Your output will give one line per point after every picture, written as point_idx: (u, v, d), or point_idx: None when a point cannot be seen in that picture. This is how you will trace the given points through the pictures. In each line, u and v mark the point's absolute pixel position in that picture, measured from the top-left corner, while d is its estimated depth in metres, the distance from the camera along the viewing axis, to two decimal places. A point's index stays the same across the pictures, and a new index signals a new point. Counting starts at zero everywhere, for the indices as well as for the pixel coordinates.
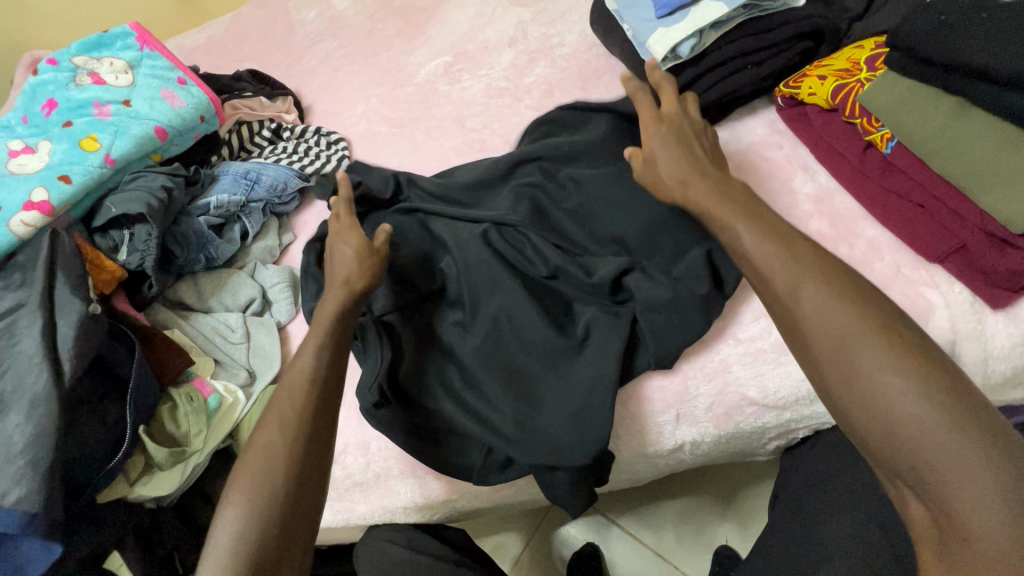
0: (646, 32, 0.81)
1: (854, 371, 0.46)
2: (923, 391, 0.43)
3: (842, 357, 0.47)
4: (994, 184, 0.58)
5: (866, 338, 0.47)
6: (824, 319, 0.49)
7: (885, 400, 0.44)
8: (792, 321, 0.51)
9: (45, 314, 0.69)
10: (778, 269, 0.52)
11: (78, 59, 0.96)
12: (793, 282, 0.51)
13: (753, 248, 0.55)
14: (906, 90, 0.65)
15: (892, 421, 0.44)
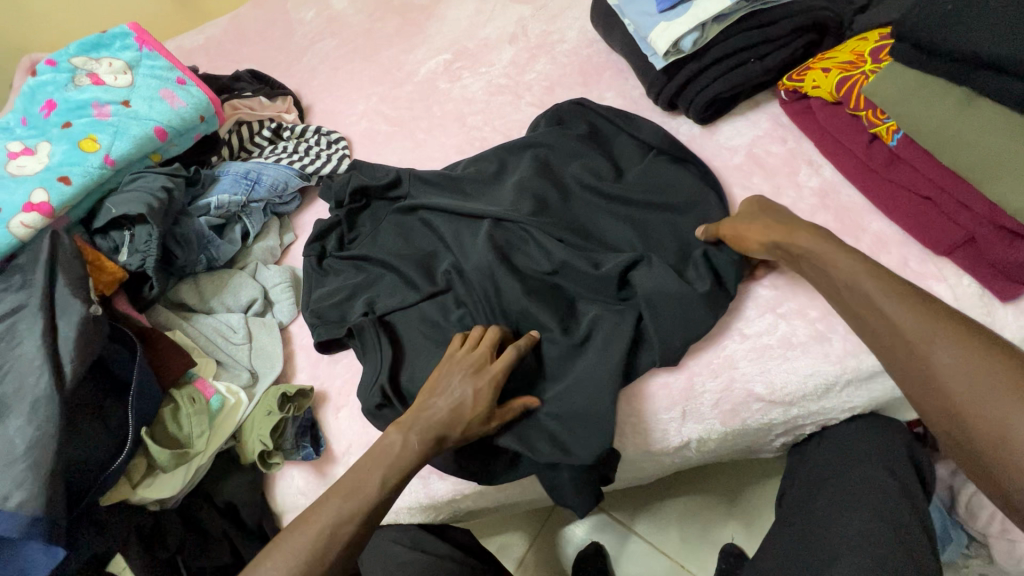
0: (648, 26, 0.81)
1: (1005, 433, 0.46)
2: None
3: (988, 418, 0.47)
4: (1002, 175, 0.57)
5: (1016, 398, 0.47)
6: (959, 375, 0.50)
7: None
8: (925, 376, 0.52)
9: (46, 316, 0.68)
10: (907, 323, 0.54)
11: (77, 60, 0.95)
12: (925, 335, 0.52)
13: (875, 301, 0.56)
14: (911, 82, 0.64)
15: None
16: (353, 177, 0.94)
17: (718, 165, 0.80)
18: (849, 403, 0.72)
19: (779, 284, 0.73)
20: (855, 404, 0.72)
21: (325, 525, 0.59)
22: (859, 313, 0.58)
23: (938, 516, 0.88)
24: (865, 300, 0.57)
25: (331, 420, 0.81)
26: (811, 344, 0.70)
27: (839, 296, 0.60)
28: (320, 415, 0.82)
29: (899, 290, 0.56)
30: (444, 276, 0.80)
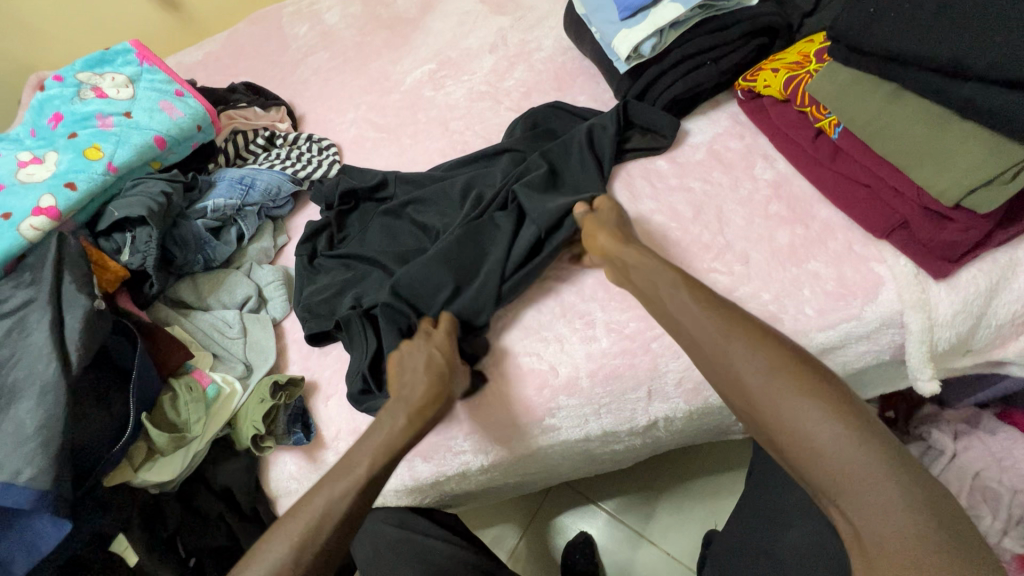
0: (611, 33, 0.86)
1: (779, 406, 0.54)
2: (836, 421, 0.52)
3: (768, 394, 0.55)
4: (927, 162, 0.63)
5: (787, 376, 0.56)
6: (749, 363, 0.57)
7: (803, 427, 0.53)
8: (726, 371, 0.59)
9: (54, 309, 0.74)
10: (706, 321, 0.61)
11: (82, 75, 1.02)
12: (720, 331, 0.60)
13: (688, 315, 0.63)
14: (846, 80, 0.70)
15: (807, 442, 0.52)
16: (342, 180, 1.00)
17: (681, 160, 0.85)
18: None
19: None
20: None
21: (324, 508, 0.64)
22: (673, 322, 0.65)
23: None
24: (675, 303, 0.65)
25: (323, 408, 0.87)
26: None
27: (657, 307, 0.67)
28: (311, 404, 0.87)
29: (706, 301, 0.63)
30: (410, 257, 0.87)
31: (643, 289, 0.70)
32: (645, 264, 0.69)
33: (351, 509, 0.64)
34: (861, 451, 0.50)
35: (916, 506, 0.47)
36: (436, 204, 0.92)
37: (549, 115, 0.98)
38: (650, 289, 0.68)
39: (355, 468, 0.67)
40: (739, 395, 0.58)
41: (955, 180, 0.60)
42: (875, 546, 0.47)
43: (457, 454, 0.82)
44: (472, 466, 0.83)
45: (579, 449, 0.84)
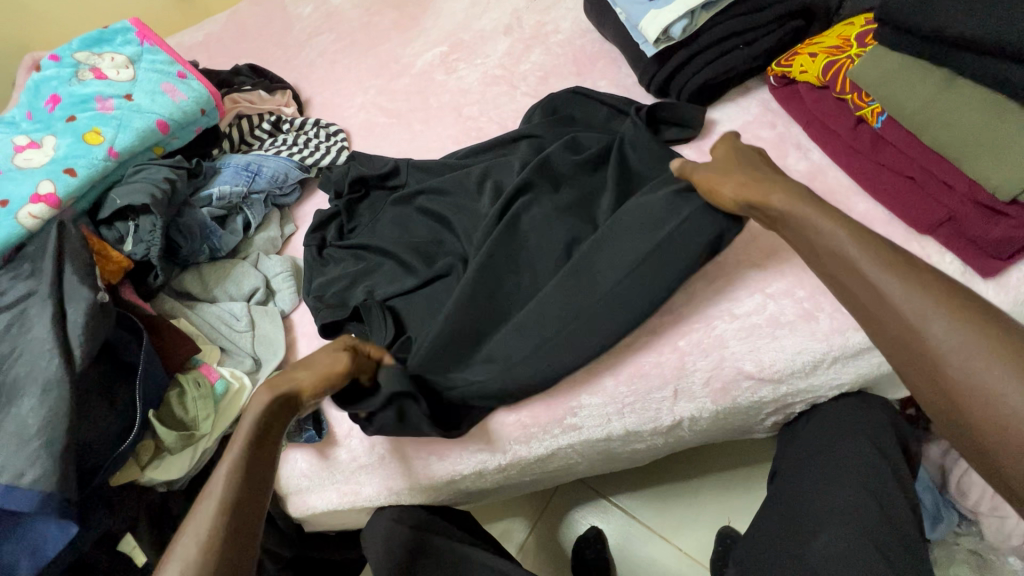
0: (638, 14, 0.82)
1: (990, 398, 0.48)
2: None
3: (974, 385, 0.49)
4: (983, 153, 0.60)
5: (1010, 363, 0.48)
6: (955, 346, 0.50)
7: (1021, 429, 0.46)
8: (919, 351, 0.52)
9: (55, 302, 0.70)
10: (901, 295, 0.53)
11: (80, 55, 0.97)
12: (920, 308, 0.52)
13: (868, 279, 0.55)
14: (894, 65, 0.67)
15: (997, 412, 0.48)
16: (353, 168, 0.96)
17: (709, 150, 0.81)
18: (836, 380, 0.74)
19: (771, 267, 0.74)
20: (842, 382, 0.74)
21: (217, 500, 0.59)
22: (844, 282, 0.57)
23: (928, 492, 0.89)
24: (852, 269, 0.56)
25: (333, 404, 0.84)
26: (799, 323, 0.71)
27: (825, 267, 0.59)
28: (321, 400, 0.84)
29: (889, 262, 0.55)
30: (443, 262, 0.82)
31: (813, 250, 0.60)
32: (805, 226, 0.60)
33: (247, 479, 0.61)
34: None
35: None
36: (450, 199, 0.88)
37: (568, 103, 0.94)
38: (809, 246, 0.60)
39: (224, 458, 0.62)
40: (936, 378, 0.51)
41: (1013, 173, 0.57)
42: None
43: (473, 452, 0.80)
44: (490, 465, 0.81)
45: (599, 448, 0.82)
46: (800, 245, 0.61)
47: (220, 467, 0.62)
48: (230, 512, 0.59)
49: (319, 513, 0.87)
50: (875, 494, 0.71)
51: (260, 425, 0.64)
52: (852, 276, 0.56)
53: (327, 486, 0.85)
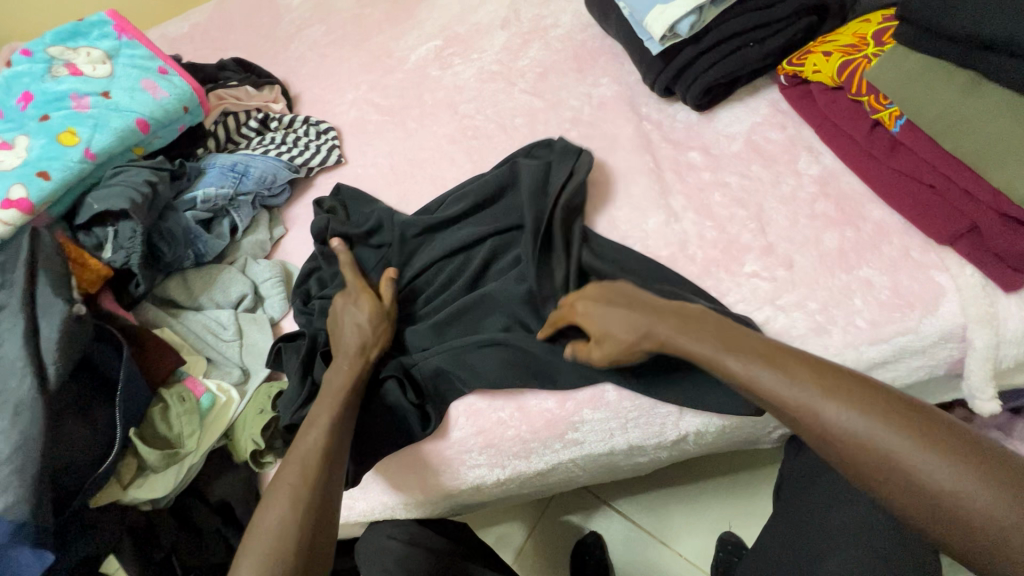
0: (644, 10, 0.78)
1: (897, 468, 0.48)
2: (953, 463, 0.47)
3: (878, 452, 0.49)
4: (1008, 162, 0.57)
5: (890, 420, 0.50)
6: (845, 418, 0.51)
7: (936, 492, 0.47)
8: (814, 424, 0.52)
9: (28, 317, 0.66)
10: (786, 383, 0.54)
11: (54, 49, 0.92)
12: (804, 394, 0.53)
13: (770, 373, 0.55)
14: (913, 67, 0.64)
15: (913, 487, 0.47)
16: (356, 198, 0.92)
17: (716, 153, 0.78)
18: None
19: None
20: None
21: (307, 449, 0.65)
22: (764, 402, 0.55)
23: None
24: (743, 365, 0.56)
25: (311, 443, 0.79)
26: None
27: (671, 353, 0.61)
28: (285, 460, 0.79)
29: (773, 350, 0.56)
30: (427, 292, 0.81)
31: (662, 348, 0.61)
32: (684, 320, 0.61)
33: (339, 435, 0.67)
34: (979, 489, 0.45)
35: None
36: (439, 224, 0.84)
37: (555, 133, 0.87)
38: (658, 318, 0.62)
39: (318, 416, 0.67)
40: (843, 457, 0.51)
41: None
42: None
43: (471, 467, 0.77)
44: (488, 480, 0.78)
45: (601, 461, 0.79)
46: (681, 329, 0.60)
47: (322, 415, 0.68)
48: (326, 463, 0.64)
49: None
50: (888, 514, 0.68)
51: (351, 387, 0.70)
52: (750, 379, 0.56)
53: None
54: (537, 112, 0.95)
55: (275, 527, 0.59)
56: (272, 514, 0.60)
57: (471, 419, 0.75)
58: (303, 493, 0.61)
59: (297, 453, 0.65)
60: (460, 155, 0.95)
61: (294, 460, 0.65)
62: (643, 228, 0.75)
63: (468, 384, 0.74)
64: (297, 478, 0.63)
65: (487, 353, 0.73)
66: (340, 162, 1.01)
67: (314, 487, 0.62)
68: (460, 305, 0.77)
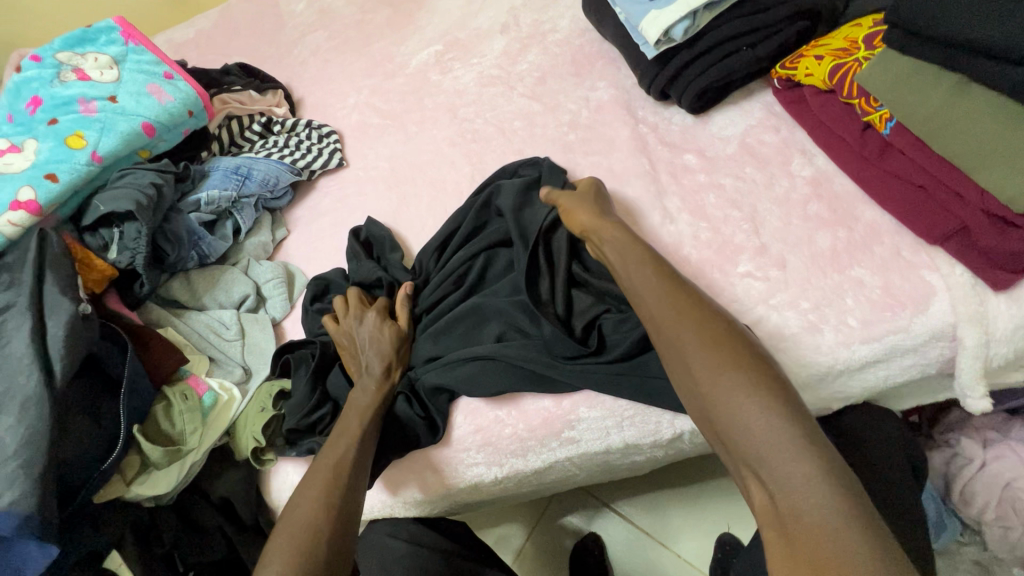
0: (639, 14, 0.80)
1: (716, 385, 0.55)
2: (756, 390, 0.53)
3: (706, 368, 0.56)
4: (995, 162, 0.58)
5: (726, 351, 0.57)
6: (690, 338, 0.58)
7: (737, 409, 0.53)
8: (669, 341, 0.60)
9: (35, 315, 0.68)
10: (656, 299, 0.62)
11: (62, 55, 0.94)
12: (665, 311, 0.61)
13: (642, 291, 0.64)
14: (903, 70, 0.65)
15: (720, 399, 0.54)
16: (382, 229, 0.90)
17: (711, 155, 0.80)
18: None
19: None
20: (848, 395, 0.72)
21: (337, 457, 0.69)
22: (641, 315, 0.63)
23: (932, 501, 0.86)
24: (634, 273, 0.65)
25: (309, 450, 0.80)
26: None
27: (630, 293, 0.65)
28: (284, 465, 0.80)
29: (660, 276, 0.64)
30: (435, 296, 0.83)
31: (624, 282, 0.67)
32: (661, 297, 0.62)
33: (366, 443, 0.71)
34: (771, 414, 0.52)
35: (845, 494, 0.47)
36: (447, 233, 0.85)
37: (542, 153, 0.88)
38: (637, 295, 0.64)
39: (348, 425, 0.72)
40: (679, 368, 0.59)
41: None
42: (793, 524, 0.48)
43: (469, 466, 0.78)
44: (486, 479, 0.79)
45: (598, 460, 0.79)
46: (617, 258, 0.68)
47: (348, 426, 0.72)
48: (351, 470, 0.68)
49: None
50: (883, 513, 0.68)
51: (376, 401, 0.74)
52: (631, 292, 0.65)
53: None
54: (535, 115, 0.97)
55: (306, 524, 0.63)
56: (299, 512, 0.64)
57: (469, 418, 0.77)
58: (333, 495, 0.65)
59: (325, 456, 0.69)
60: (459, 157, 0.97)
61: (321, 466, 0.69)
62: (639, 229, 0.76)
63: (469, 393, 0.75)
64: (326, 482, 0.66)
65: (490, 362, 0.74)
66: (342, 164, 1.03)
67: (340, 491, 0.66)
68: (466, 308, 0.79)
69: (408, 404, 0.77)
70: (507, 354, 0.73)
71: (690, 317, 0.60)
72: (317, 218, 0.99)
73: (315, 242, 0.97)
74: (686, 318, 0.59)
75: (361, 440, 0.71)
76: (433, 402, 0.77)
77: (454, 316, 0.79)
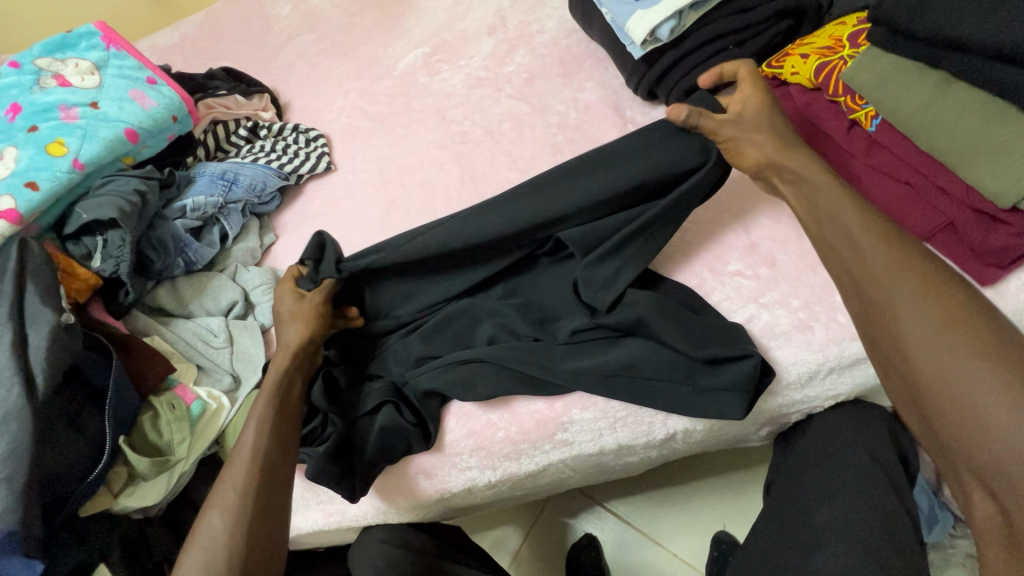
0: (625, 15, 0.80)
1: (942, 367, 0.46)
2: (1002, 386, 0.43)
3: (930, 350, 0.47)
4: (979, 159, 0.58)
5: (955, 333, 0.47)
6: (915, 312, 0.49)
7: (974, 403, 0.44)
8: (882, 313, 0.51)
9: (15, 327, 0.67)
10: (879, 259, 0.53)
11: (41, 61, 0.92)
12: (885, 273, 0.52)
13: (853, 240, 0.55)
14: (888, 67, 0.65)
15: (951, 388, 0.45)
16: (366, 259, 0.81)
17: None
18: (833, 390, 0.72)
19: (766, 273, 0.72)
20: (839, 391, 0.72)
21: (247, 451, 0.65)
22: (847, 279, 0.55)
23: (923, 494, 0.85)
24: (842, 231, 0.56)
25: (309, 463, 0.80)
26: (795, 333, 0.69)
27: (827, 250, 0.58)
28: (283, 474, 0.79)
29: (882, 233, 0.54)
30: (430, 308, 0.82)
31: (819, 235, 0.59)
32: (875, 258, 0.53)
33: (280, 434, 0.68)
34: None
35: None
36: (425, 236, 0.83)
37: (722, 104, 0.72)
38: (840, 258, 0.56)
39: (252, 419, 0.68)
40: (890, 343, 0.50)
41: (1011, 180, 0.56)
42: None
43: (463, 470, 0.77)
44: (479, 482, 0.78)
45: (591, 462, 0.79)
46: (799, 206, 0.62)
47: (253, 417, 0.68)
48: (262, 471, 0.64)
49: (304, 533, 0.84)
50: (875, 509, 0.68)
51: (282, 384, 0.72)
52: (841, 245, 0.56)
53: (312, 506, 0.82)
54: (523, 117, 0.96)
55: (216, 537, 0.59)
56: (212, 525, 0.60)
57: (461, 423, 0.76)
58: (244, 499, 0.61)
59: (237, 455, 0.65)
60: (448, 160, 0.96)
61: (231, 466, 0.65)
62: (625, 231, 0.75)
63: (461, 397, 0.74)
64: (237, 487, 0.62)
65: (481, 365, 0.74)
66: (330, 168, 1.02)
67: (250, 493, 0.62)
68: (463, 310, 0.79)
69: (401, 411, 0.75)
70: (503, 356, 0.73)
71: (938, 292, 0.49)
72: (306, 222, 0.98)
73: (303, 246, 0.96)
74: (929, 293, 0.49)
75: (262, 421, 0.68)
76: (426, 408, 0.76)
77: (449, 316, 0.79)
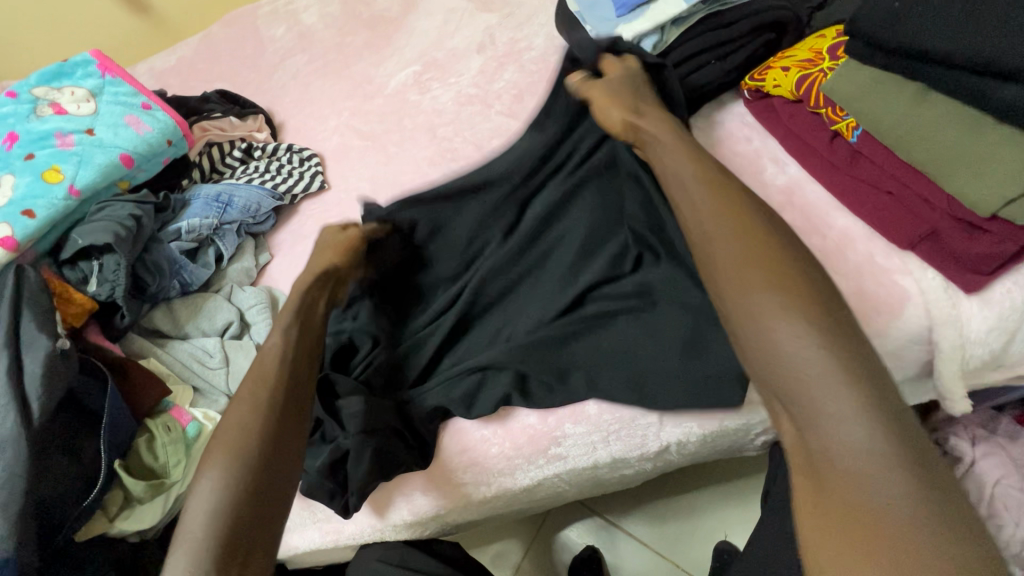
0: (607, 29, 0.83)
1: (747, 302, 0.53)
2: (798, 316, 0.51)
3: (738, 289, 0.54)
4: (958, 169, 0.59)
5: (765, 271, 0.54)
6: (727, 252, 0.57)
7: (773, 333, 0.51)
8: (704, 258, 0.59)
9: (11, 354, 0.68)
10: (705, 209, 0.60)
11: (38, 90, 0.94)
12: (705, 222, 0.60)
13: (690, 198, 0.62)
14: (866, 80, 0.66)
15: (751, 319, 0.53)
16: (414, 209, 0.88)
17: None
18: None
19: None
20: None
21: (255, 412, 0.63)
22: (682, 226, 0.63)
23: None
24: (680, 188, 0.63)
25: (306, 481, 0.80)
26: None
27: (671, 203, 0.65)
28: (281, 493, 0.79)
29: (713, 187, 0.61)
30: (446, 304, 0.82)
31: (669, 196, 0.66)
32: (704, 210, 0.60)
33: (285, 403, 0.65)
34: (817, 348, 0.49)
35: (887, 426, 0.45)
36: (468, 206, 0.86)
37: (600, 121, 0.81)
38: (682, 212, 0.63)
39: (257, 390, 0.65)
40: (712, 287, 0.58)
41: (989, 189, 0.56)
42: (817, 450, 0.47)
43: (459, 486, 0.77)
44: (474, 498, 0.78)
45: (587, 475, 0.79)
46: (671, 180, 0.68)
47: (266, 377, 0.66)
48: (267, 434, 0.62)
49: (301, 552, 0.83)
50: None
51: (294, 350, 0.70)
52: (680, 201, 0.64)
53: (308, 525, 0.81)
54: (513, 133, 0.97)
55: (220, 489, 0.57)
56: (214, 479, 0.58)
57: (456, 439, 0.76)
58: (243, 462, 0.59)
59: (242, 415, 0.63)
60: (439, 177, 0.97)
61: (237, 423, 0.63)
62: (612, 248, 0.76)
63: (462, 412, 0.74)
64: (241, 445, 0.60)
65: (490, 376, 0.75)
66: (324, 187, 1.03)
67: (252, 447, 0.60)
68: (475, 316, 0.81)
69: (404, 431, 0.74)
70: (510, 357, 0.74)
71: (746, 235, 0.57)
72: (298, 242, 0.99)
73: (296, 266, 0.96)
74: (745, 247, 0.56)
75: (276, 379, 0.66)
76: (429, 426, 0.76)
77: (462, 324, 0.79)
